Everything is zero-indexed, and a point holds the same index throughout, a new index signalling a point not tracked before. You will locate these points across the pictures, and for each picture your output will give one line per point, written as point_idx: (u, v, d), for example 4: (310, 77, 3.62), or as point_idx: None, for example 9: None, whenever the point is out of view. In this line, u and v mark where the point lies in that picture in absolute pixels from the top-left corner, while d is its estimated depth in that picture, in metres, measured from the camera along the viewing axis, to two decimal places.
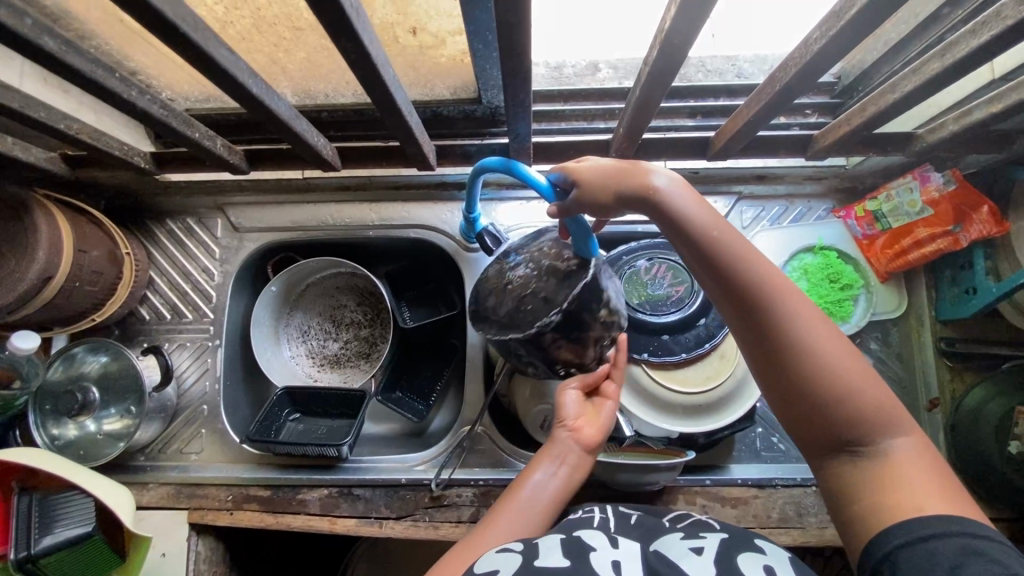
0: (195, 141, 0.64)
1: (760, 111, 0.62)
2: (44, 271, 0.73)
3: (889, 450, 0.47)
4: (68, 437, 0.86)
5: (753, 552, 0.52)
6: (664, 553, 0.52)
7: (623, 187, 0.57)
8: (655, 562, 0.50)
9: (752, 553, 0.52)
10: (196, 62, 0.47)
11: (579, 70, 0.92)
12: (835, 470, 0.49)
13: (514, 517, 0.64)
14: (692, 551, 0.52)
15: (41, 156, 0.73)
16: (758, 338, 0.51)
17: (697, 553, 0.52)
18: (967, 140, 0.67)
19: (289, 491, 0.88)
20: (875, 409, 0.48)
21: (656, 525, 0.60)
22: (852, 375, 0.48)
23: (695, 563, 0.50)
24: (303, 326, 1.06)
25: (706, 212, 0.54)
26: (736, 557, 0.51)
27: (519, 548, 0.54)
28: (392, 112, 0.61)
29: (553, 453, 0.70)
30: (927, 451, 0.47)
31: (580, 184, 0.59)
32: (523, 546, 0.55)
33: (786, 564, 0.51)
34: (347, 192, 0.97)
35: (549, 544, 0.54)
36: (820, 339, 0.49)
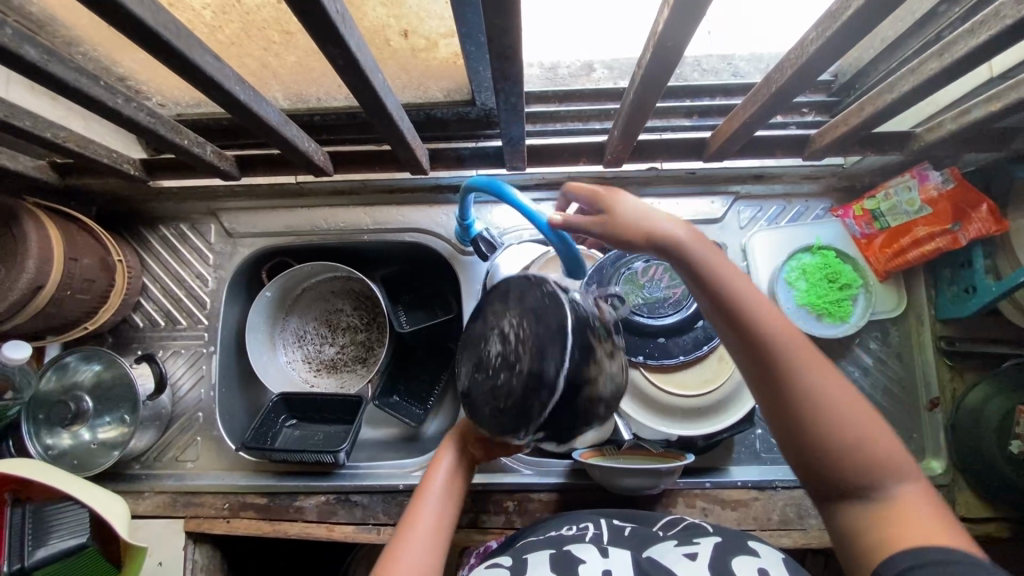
0: (184, 148, 0.63)
1: (757, 112, 0.61)
2: (34, 281, 0.73)
3: (894, 493, 0.47)
4: (62, 446, 0.85)
5: (746, 556, 0.55)
6: (656, 562, 0.54)
7: (650, 233, 0.52)
8: (647, 568, 0.53)
9: (747, 556, 0.55)
10: (181, 71, 0.46)
11: (574, 70, 0.91)
12: (842, 511, 0.50)
13: (424, 537, 0.60)
14: (686, 557, 0.55)
15: (29, 165, 0.72)
16: (768, 387, 0.51)
17: (690, 559, 0.54)
18: (966, 139, 0.67)
19: (285, 499, 0.87)
20: (880, 454, 0.48)
21: (648, 532, 0.62)
22: (856, 422, 0.49)
23: (689, 569, 0.52)
24: (299, 331, 1.06)
25: (724, 263, 0.53)
26: (730, 560, 0.54)
27: (508, 563, 0.58)
28: (383, 117, 0.60)
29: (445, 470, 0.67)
30: (930, 494, 0.48)
31: (606, 223, 0.53)
32: (512, 562, 0.58)
33: (779, 565, 0.54)
34: (341, 196, 0.96)
35: (536, 560, 0.56)
36: (827, 386, 0.49)
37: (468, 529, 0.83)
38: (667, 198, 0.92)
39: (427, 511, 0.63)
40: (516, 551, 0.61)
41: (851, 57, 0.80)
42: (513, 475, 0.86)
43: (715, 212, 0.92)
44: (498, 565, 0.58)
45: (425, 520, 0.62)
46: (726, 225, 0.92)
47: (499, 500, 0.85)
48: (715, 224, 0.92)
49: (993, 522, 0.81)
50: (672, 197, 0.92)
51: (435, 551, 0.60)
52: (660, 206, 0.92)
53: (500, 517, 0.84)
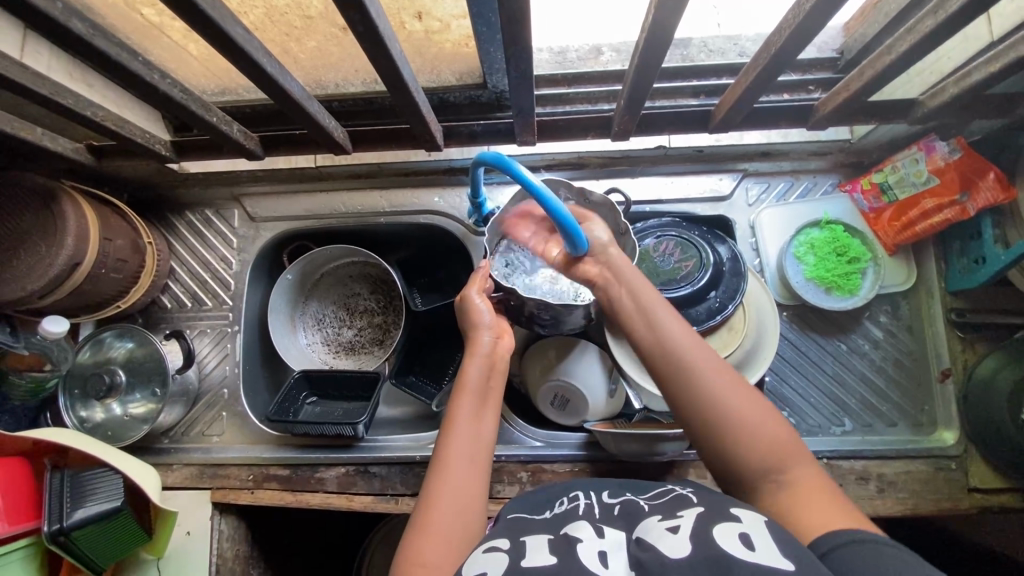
0: (212, 126, 0.67)
1: (759, 79, 0.63)
2: (72, 258, 0.77)
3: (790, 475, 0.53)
4: (96, 419, 0.89)
5: (727, 522, 0.49)
6: (642, 539, 0.50)
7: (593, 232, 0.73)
8: (635, 550, 0.49)
9: (727, 522, 0.49)
10: (212, 40, 0.49)
11: (582, 54, 0.94)
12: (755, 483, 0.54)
13: (457, 466, 0.61)
14: (668, 531, 0.50)
15: (68, 147, 0.75)
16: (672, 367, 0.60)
17: (673, 532, 0.50)
18: (969, 105, 0.67)
19: (307, 470, 0.91)
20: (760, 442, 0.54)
21: (635, 506, 0.58)
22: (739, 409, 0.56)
23: (672, 544, 0.48)
24: (319, 314, 1.09)
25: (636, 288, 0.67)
26: (712, 530, 0.48)
27: (506, 548, 0.54)
28: (399, 90, 0.63)
29: (471, 391, 0.67)
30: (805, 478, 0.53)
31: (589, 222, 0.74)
32: (511, 545, 0.55)
33: (763, 530, 0.48)
34: (357, 179, 1.00)
35: (536, 544, 0.54)
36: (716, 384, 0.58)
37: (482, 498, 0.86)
38: (675, 176, 0.94)
39: (461, 440, 0.63)
40: (511, 532, 0.58)
41: (856, 34, 0.81)
42: (526, 447, 0.89)
43: (723, 189, 0.94)
44: (496, 548, 0.54)
45: (459, 454, 0.62)
46: (735, 202, 0.94)
47: (513, 471, 0.87)
48: (723, 202, 0.94)
49: (1001, 493, 0.81)
50: (680, 176, 0.94)
51: (473, 478, 0.61)
52: (669, 184, 0.94)
53: (513, 487, 0.86)
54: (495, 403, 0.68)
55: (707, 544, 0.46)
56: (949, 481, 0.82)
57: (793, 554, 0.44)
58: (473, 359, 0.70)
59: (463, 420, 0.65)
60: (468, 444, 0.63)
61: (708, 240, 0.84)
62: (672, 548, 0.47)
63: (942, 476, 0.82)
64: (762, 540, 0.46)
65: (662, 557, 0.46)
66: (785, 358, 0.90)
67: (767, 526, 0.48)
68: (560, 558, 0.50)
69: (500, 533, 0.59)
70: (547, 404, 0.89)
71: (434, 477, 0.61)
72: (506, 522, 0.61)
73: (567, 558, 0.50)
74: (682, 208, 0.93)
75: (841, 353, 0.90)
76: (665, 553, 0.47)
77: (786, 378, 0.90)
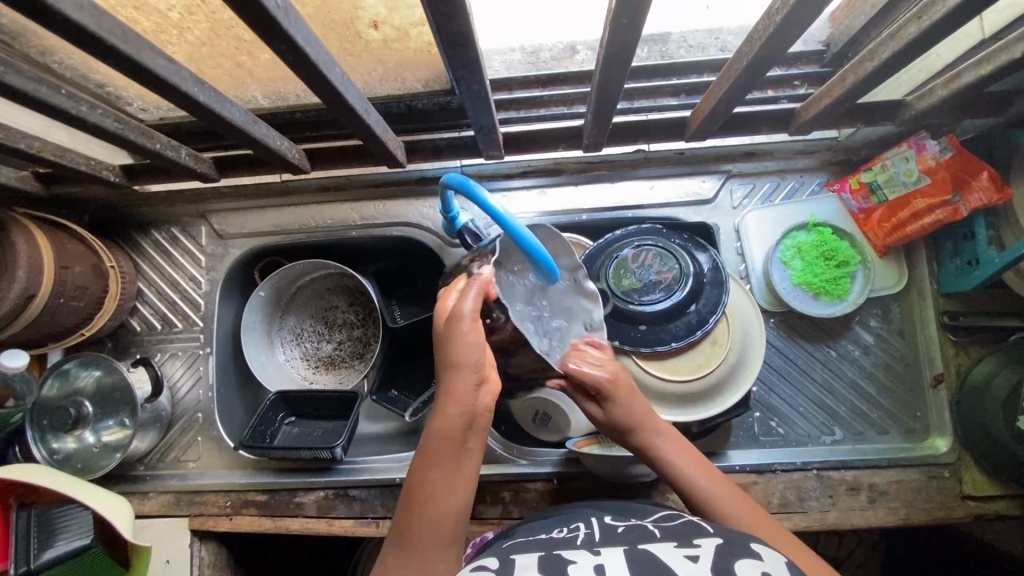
0: (158, 152, 0.63)
1: (734, 84, 0.59)
2: (26, 291, 0.73)
3: None
4: (66, 450, 0.87)
5: (749, 559, 0.49)
6: (656, 563, 0.50)
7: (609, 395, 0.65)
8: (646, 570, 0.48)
9: (750, 560, 0.50)
10: (134, 75, 0.45)
11: (556, 53, 0.89)
12: None
13: (424, 542, 0.53)
14: (686, 560, 0.50)
15: (12, 175, 0.72)
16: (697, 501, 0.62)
17: (691, 563, 0.49)
18: (962, 105, 0.63)
19: (285, 495, 0.89)
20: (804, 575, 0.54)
21: (642, 530, 0.58)
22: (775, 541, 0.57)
23: None
24: (296, 329, 1.06)
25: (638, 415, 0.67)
26: (734, 567, 0.48)
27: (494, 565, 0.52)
28: (349, 111, 0.58)
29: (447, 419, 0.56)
30: None
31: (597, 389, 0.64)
32: (499, 563, 0.53)
33: (785, 570, 0.49)
34: (327, 192, 0.96)
35: (525, 562, 0.52)
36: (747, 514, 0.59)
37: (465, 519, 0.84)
38: (656, 180, 0.90)
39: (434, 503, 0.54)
40: (500, 552, 0.56)
41: (842, 26, 0.77)
42: (508, 465, 0.87)
43: (706, 192, 0.90)
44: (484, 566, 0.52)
45: (426, 528, 0.53)
46: (719, 205, 0.90)
47: (495, 490, 0.85)
48: (707, 205, 0.90)
49: (995, 500, 0.79)
50: (661, 179, 0.90)
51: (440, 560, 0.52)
52: (650, 188, 0.90)
53: (496, 507, 0.84)
54: (472, 460, 0.57)
55: None
56: (941, 490, 0.80)
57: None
58: (452, 403, 0.55)
59: (432, 483, 0.55)
60: (437, 520, 0.54)
61: (688, 249, 0.81)
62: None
63: (935, 485, 0.80)
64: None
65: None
66: (773, 367, 0.88)
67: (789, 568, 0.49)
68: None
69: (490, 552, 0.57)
70: (528, 421, 0.86)
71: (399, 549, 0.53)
72: (500, 546, 0.60)
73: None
74: (665, 213, 0.89)
75: (830, 360, 0.87)
76: None
77: (774, 387, 0.87)
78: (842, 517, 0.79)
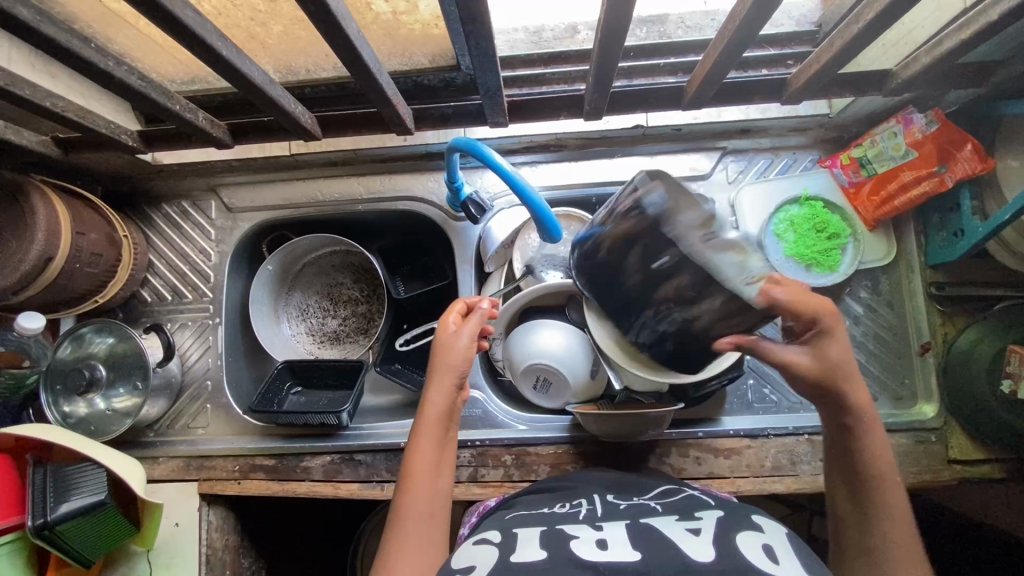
0: (177, 114, 0.66)
1: (727, 49, 0.61)
2: (44, 253, 0.76)
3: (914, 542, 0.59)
4: (79, 414, 0.89)
5: (749, 532, 0.53)
6: (659, 533, 0.53)
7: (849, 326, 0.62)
8: (647, 541, 0.52)
9: (751, 533, 0.53)
10: (163, 24, 0.48)
11: (558, 33, 0.92)
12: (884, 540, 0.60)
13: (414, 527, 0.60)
14: (688, 532, 0.53)
15: (33, 140, 0.74)
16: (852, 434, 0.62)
17: (694, 534, 0.53)
18: (943, 75, 0.67)
19: (292, 460, 0.91)
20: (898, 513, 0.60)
21: (644, 506, 0.61)
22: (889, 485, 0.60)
23: (692, 544, 0.51)
24: (302, 304, 1.09)
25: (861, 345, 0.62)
26: (736, 538, 0.52)
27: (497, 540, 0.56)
28: (362, 72, 0.61)
29: (431, 422, 0.64)
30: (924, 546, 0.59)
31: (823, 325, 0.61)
32: (502, 538, 0.56)
33: (785, 545, 0.52)
34: (334, 167, 0.99)
35: (527, 537, 0.55)
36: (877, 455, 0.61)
37: (469, 482, 0.86)
38: (655, 156, 0.93)
39: (418, 496, 0.61)
40: (502, 525, 0.60)
41: (833, 6, 0.80)
42: (510, 430, 0.89)
43: (702, 167, 0.93)
44: (488, 542, 0.56)
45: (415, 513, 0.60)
46: (714, 180, 0.94)
47: (497, 455, 0.88)
48: (703, 180, 0.93)
49: (978, 463, 0.82)
50: (660, 156, 0.93)
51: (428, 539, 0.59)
52: (649, 164, 0.93)
53: (499, 471, 0.87)
54: (450, 452, 0.66)
55: (732, 554, 0.49)
56: (928, 454, 0.83)
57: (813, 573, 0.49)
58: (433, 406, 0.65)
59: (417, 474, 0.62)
60: (425, 501, 0.61)
61: None
62: (697, 552, 0.50)
63: (921, 449, 0.83)
64: (785, 556, 0.50)
65: (683, 558, 0.49)
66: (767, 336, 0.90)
67: (788, 542, 0.53)
68: (549, 552, 0.51)
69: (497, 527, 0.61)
70: (530, 386, 0.88)
71: (393, 536, 0.59)
72: (503, 517, 0.63)
73: (555, 551, 0.51)
74: None
75: None
76: (688, 553, 0.49)
77: None
78: None
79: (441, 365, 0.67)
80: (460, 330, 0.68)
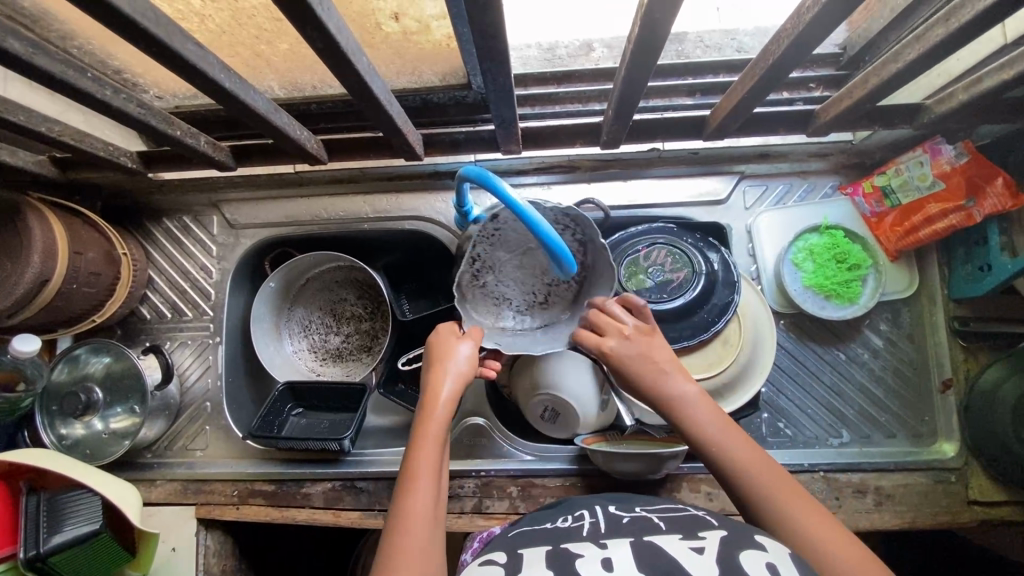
0: (177, 139, 0.63)
1: (758, 84, 0.59)
2: (40, 275, 0.74)
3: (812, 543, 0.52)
4: (75, 436, 0.87)
5: (754, 550, 0.49)
6: (662, 551, 0.50)
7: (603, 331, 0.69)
8: (651, 559, 0.49)
9: (754, 550, 0.49)
10: (161, 58, 0.45)
11: (572, 50, 0.89)
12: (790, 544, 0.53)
13: (421, 525, 0.55)
14: (692, 551, 0.50)
15: (28, 159, 0.71)
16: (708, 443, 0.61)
17: (698, 553, 0.49)
18: (978, 109, 0.63)
19: (292, 485, 0.89)
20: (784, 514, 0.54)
21: (646, 519, 0.57)
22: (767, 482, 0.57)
23: (698, 565, 0.47)
24: (304, 321, 1.06)
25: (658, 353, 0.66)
26: (739, 556, 0.48)
27: (503, 560, 0.52)
28: (371, 101, 0.59)
29: (433, 434, 0.63)
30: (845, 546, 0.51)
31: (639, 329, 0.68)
32: (508, 558, 0.53)
33: (790, 563, 0.48)
34: (339, 184, 0.96)
35: (532, 557, 0.52)
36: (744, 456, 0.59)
37: (472, 514, 0.84)
38: (669, 179, 0.91)
39: (424, 493, 0.58)
40: (508, 545, 0.56)
41: (860, 30, 0.77)
42: (517, 460, 0.87)
43: (719, 192, 0.90)
44: (493, 562, 0.52)
45: (423, 508, 0.57)
46: (732, 205, 0.91)
47: (503, 486, 0.85)
48: (720, 205, 0.90)
49: (1001, 506, 0.79)
50: (674, 179, 0.90)
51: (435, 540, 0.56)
52: (663, 188, 0.90)
53: (503, 502, 0.84)
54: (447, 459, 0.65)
55: None
56: (948, 495, 0.80)
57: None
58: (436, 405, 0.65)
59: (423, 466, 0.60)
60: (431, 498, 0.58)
61: (699, 248, 0.81)
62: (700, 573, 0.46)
63: (942, 489, 0.80)
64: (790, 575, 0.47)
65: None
66: (782, 368, 0.88)
67: (791, 559, 0.49)
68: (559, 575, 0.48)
69: (498, 546, 0.57)
70: (536, 417, 0.86)
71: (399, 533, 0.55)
72: (506, 534, 0.60)
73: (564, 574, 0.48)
74: (676, 213, 0.90)
75: (839, 362, 0.87)
76: None
77: (783, 389, 0.87)
78: (848, 520, 0.79)
79: (442, 368, 0.68)
80: (461, 342, 0.71)
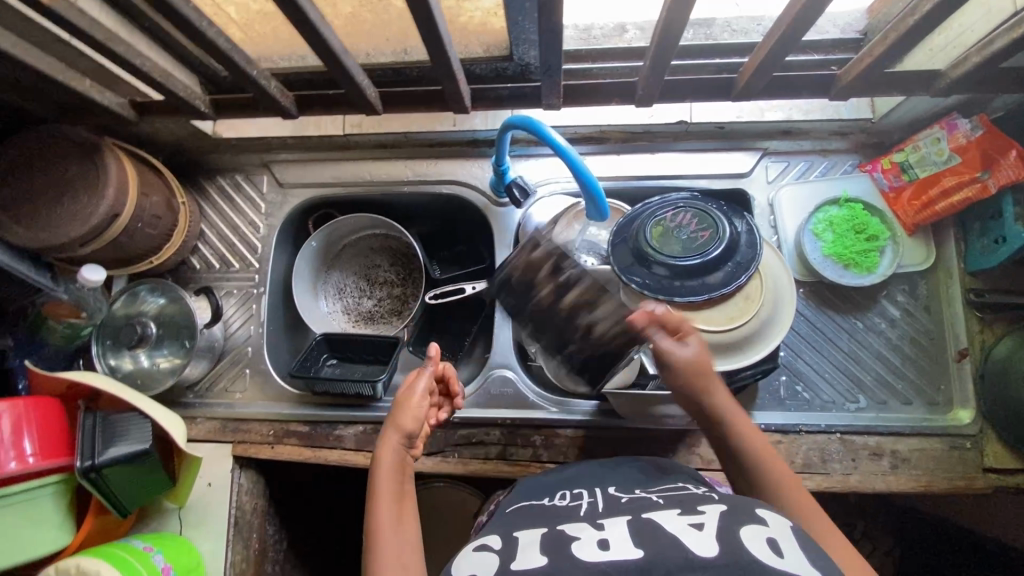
0: (252, 79, 0.70)
1: (788, 29, 0.63)
2: (112, 209, 0.80)
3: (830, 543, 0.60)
4: (124, 369, 0.92)
5: (754, 525, 0.53)
6: (660, 527, 0.54)
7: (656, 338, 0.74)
8: (641, 538, 0.53)
9: (753, 524, 0.53)
10: None
11: (606, 31, 0.96)
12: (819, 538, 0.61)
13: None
14: (691, 527, 0.53)
15: (113, 101, 0.78)
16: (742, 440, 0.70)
17: (697, 529, 0.53)
18: (994, 77, 0.68)
19: (326, 428, 0.93)
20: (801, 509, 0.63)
21: (645, 500, 0.61)
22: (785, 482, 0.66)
23: (694, 538, 0.51)
24: (340, 284, 1.12)
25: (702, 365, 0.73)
26: (737, 531, 0.52)
27: (498, 546, 0.57)
28: (432, 44, 0.65)
29: (386, 484, 0.66)
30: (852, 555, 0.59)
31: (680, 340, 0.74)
32: (502, 543, 0.57)
33: (788, 535, 0.52)
34: (384, 150, 1.03)
35: (527, 541, 0.56)
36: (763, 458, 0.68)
37: (498, 460, 0.88)
38: (695, 152, 0.96)
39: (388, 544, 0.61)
40: (504, 528, 0.60)
41: (879, 15, 0.83)
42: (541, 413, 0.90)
43: (743, 166, 0.95)
44: (487, 547, 0.57)
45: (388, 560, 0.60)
46: (754, 179, 0.95)
47: (527, 435, 0.89)
48: (744, 179, 0.95)
49: (1015, 473, 0.81)
50: (700, 152, 0.96)
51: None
52: (689, 160, 0.95)
53: (528, 450, 0.88)
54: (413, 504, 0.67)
55: (735, 548, 0.49)
56: (963, 460, 0.82)
57: (819, 563, 0.49)
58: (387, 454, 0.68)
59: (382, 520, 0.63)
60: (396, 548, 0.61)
61: (725, 213, 0.84)
62: (698, 547, 0.50)
63: (957, 455, 0.82)
64: (789, 547, 0.50)
65: (687, 551, 0.49)
66: (800, 333, 0.91)
67: (793, 533, 0.52)
68: (550, 557, 0.52)
69: (496, 529, 0.62)
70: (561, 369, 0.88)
71: None
72: (506, 515, 0.65)
73: (556, 556, 0.52)
74: (701, 184, 0.95)
75: (857, 330, 0.90)
76: (693, 549, 0.49)
77: (801, 354, 0.90)
78: (864, 479, 0.81)
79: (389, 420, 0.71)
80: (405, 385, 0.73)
